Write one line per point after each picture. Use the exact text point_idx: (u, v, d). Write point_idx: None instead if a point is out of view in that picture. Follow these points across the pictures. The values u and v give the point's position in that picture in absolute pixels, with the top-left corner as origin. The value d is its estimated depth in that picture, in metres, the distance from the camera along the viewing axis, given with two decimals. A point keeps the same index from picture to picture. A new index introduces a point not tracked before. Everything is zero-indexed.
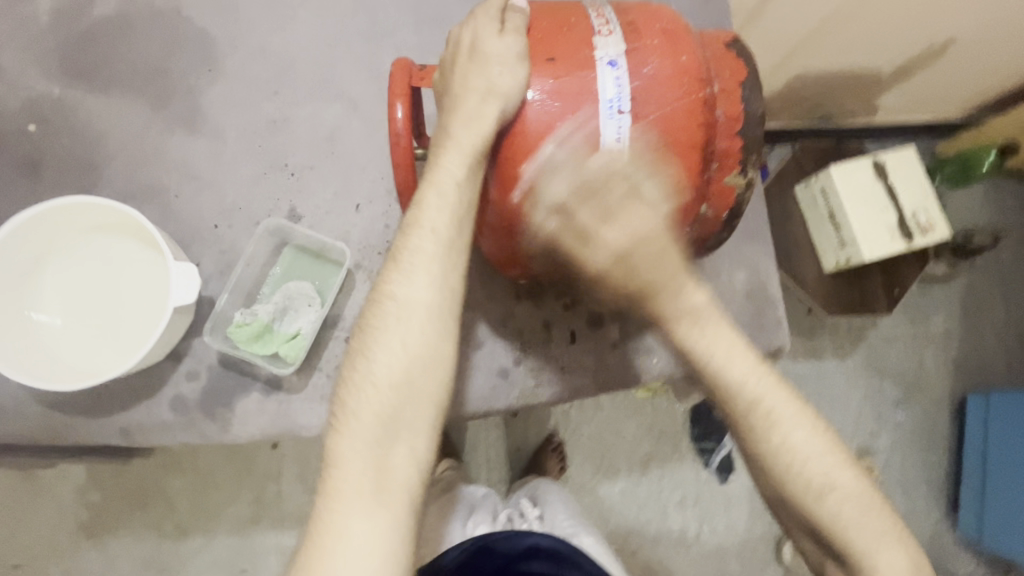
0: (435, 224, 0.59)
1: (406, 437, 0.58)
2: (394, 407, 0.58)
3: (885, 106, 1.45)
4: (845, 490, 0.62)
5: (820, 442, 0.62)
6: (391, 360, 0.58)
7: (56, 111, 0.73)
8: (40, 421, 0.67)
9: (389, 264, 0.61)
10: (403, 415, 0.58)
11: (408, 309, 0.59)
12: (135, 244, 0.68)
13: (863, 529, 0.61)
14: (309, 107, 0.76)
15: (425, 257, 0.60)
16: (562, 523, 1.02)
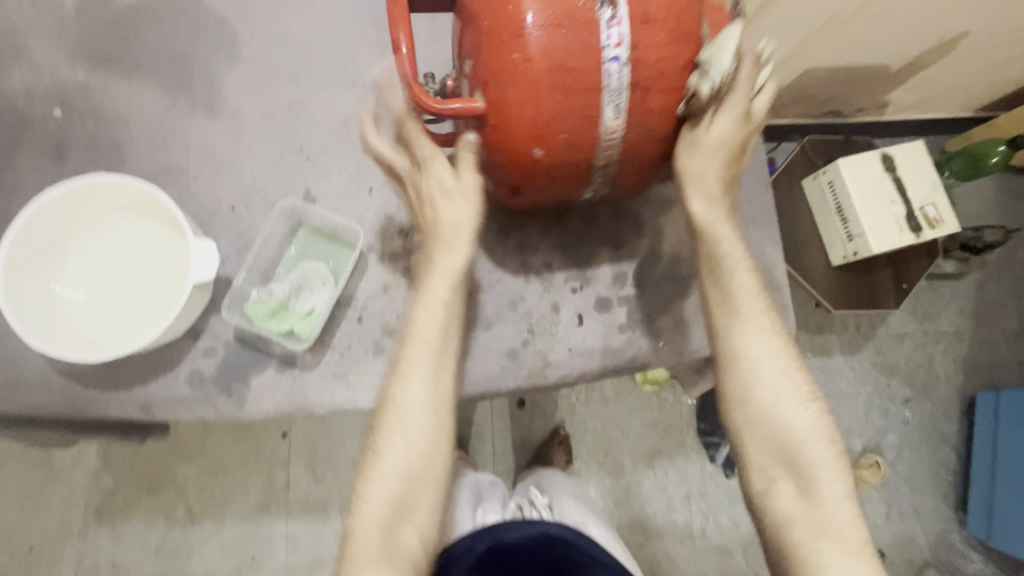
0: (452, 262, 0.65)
1: (427, 443, 0.66)
2: (423, 418, 0.66)
3: (894, 102, 1.46)
4: (809, 418, 0.66)
5: (788, 372, 0.67)
6: (421, 382, 0.66)
7: (81, 95, 0.75)
8: (63, 394, 0.70)
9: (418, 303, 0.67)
10: (426, 425, 0.66)
11: (433, 340, 0.66)
12: (156, 223, 0.70)
13: (822, 455, 0.65)
14: (325, 93, 0.78)
15: (450, 295, 0.66)
16: (570, 513, 1.02)
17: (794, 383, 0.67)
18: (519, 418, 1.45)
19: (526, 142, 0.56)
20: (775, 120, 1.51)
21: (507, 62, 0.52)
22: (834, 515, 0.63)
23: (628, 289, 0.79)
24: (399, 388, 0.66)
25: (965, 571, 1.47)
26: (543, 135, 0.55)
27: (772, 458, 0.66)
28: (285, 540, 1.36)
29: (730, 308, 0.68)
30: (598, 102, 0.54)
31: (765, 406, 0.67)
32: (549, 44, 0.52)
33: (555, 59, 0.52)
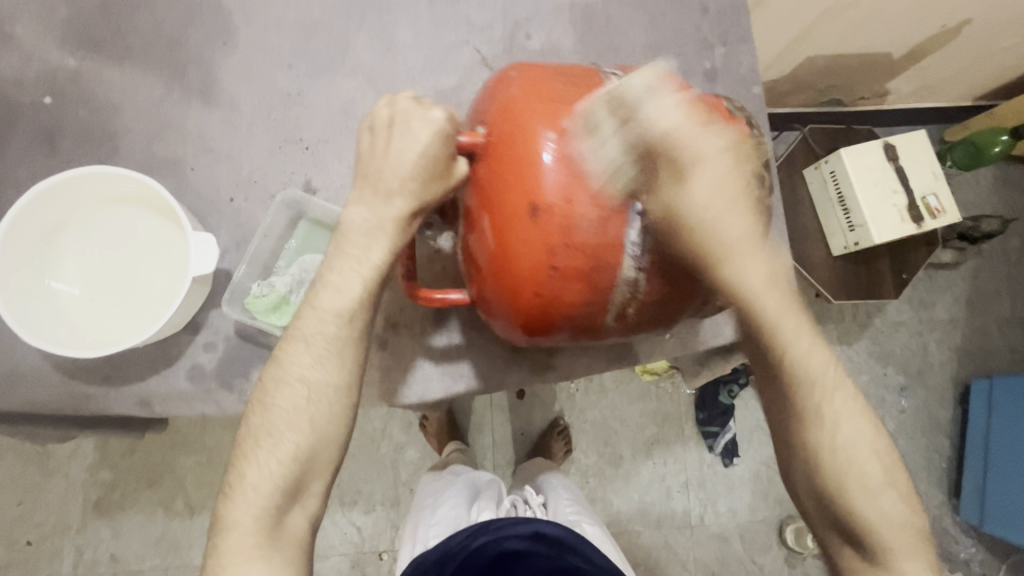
0: (349, 311, 0.61)
1: (305, 500, 0.59)
2: (295, 475, 0.58)
3: (895, 91, 1.45)
4: (889, 502, 0.53)
5: (878, 442, 0.55)
6: (297, 436, 0.58)
7: (72, 82, 0.73)
8: (61, 390, 0.68)
9: (295, 342, 0.61)
10: (308, 484, 0.59)
11: (315, 388, 0.60)
12: (154, 216, 0.68)
13: (902, 541, 0.53)
14: (324, 81, 0.76)
15: (338, 340, 0.60)
16: (564, 510, 1.05)
17: (875, 455, 0.54)
18: (518, 410, 1.45)
19: (507, 269, 0.55)
20: (776, 109, 1.49)
21: (509, 180, 0.53)
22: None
23: None
24: (268, 441, 0.58)
25: (957, 556, 1.49)
26: (585, 272, 0.53)
27: (832, 531, 0.55)
28: None
29: (795, 376, 0.54)
30: (582, 255, 0.52)
31: (840, 481, 0.53)
32: (552, 183, 0.51)
33: (553, 204, 0.51)
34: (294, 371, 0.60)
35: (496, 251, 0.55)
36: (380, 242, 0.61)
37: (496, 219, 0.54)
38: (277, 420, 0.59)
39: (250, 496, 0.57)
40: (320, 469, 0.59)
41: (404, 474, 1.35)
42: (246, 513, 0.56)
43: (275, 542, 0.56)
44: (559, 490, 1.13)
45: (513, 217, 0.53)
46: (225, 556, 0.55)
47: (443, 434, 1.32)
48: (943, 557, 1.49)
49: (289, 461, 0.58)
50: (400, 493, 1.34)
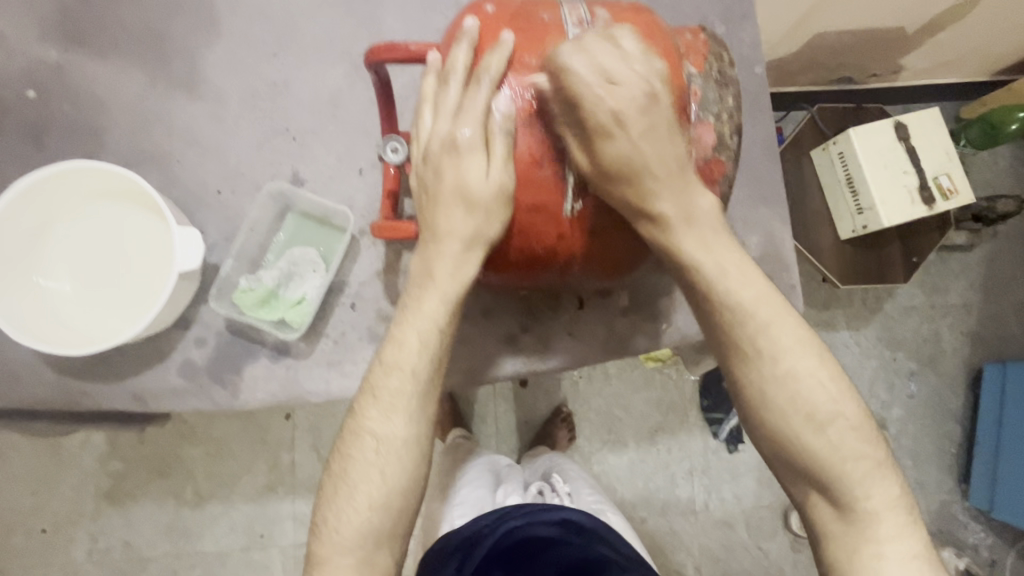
0: (415, 365, 0.57)
1: (393, 540, 0.57)
2: (379, 522, 0.57)
3: (908, 67, 1.39)
4: (835, 435, 0.54)
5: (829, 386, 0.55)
6: (370, 486, 0.57)
7: (55, 76, 0.72)
8: (56, 387, 0.68)
9: (366, 397, 0.58)
10: (394, 531, 0.57)
11: (385, 442, 0.57)
12: (139, 210, 0.67)
13: (858, 471, 0.54)
14: (311, 70, 0.74)
15: (404, 394, 0.57)
16: (586, 498, 1.04)
17: (825, 389, 0.55)
18: (521, 398, 1.44)
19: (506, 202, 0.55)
20: (783, 89, 1.45)
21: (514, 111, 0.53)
22: (877, 537, 0.53)
23: None
24: (344, 489, 0.57)
25: (966, 542, 1.48)
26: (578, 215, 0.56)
27: (798, 481, 0.56)
28: (293, 519, 1.38)
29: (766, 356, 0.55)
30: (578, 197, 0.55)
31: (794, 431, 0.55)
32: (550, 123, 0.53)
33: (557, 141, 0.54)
34: (364, 422, 0.58)
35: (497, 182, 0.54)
36: (442, 260, 0.57)
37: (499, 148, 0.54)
38: (353, 471, 0.57)
39: (342, 538, 0.56)
40: (400, 514, 0.57)
41: None
42: (341, 557, 0.56)
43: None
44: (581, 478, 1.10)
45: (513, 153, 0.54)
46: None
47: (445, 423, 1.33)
48: (951, 542, 1.47)
49: (377, 508, 0.57)
50: None
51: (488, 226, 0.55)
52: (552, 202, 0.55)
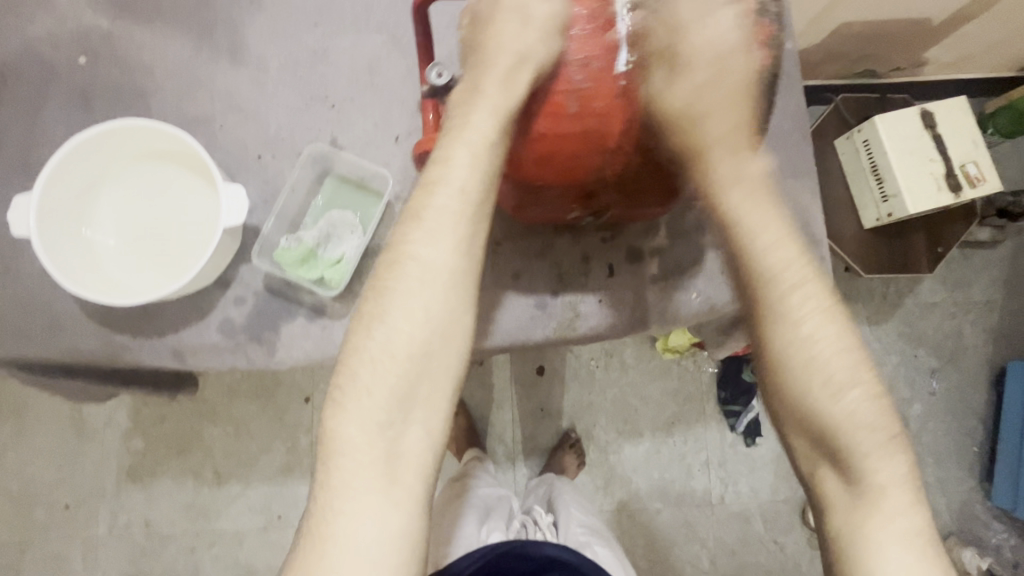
0: (462, 181, 0.59)
1: (421, 414, 0.59)
2: (409, 376, 0.58)
3: (932, 60, 1.38)
4: (859, 405, 0.59)
5: (849, 358, 0.60)
6: (410, 329, 0.58)
7: (105, 43, 0.74)
8: (100, 341, 0.71)
9: (409, 222, 0.61)
10: (421, 390, 0.59)
11: (429, 273, 0.59)
12: (186, 170, 0.70)
13: (875, 445, 0.58)
14: (349, 39, 0.76)
15: (448, 216, 0.59)
16: (574, 532, 1.06)
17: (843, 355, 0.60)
18: (537, 386, 1.44)
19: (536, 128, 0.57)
20: (805, 82, 1.46)
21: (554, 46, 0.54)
22: (887, 508, 0.57)
23: (660, 241, 0.76)
24: (381, 331, 0.59)
25: (990, 543, 1.45)
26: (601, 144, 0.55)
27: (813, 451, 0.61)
28: None
29: (770, 286, 0.60)
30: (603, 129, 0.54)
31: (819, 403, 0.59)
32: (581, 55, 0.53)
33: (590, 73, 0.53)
34: (409, 256, 0.60)
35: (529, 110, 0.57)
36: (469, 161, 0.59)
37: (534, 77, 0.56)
38: (391, 308, 0.59)
39: (365, 400, 0.58)
40: (435, 370, 0.59)
41: None
42: (361, 426, 0.57)
43: (394, 455, 0.57)
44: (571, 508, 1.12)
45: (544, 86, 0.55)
46: (344, 474, 0.57)
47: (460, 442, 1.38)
48: (973, 542, 1.45)
49: (404, 360, 0.58)
50: None
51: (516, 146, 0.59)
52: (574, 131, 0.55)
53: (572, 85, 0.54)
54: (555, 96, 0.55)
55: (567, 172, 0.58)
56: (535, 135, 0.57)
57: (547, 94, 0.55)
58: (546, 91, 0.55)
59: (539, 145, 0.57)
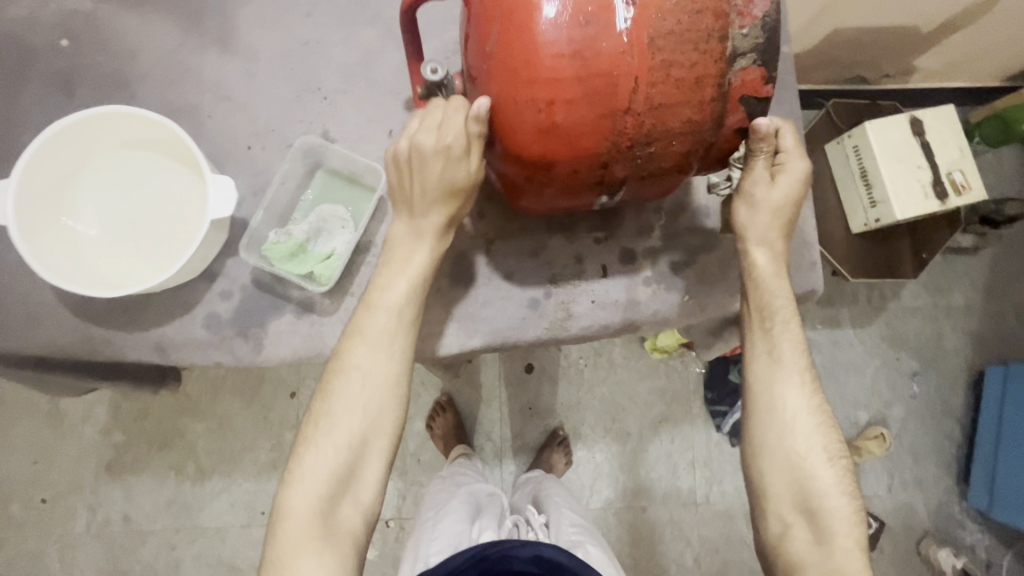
0: (395, 301, 0.64)
1: (381, 430, 0.63)
2: (349, 461, 0.61)
3: (920, 69, 1.40)
4: (837, 476, 0.64)
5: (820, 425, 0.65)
6: (352, 422, 0.62)
7: (89, 27, 0.72)
8: (79, 334, 0.69)
9: (352, 335, 0.64)
10: (361, 470, 0.62)
11: (369, 375, 0.63)
12: (172, 160, 0.68)
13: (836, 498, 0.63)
14: (343, 31, 0.75)
15: (389, 328, 0.64)
16: (566, 531, 1.03)
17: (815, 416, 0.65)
18: (525, 384, 1.44)
19: (529, 107, 0.53)
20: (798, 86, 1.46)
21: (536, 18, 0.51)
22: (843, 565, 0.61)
23: (653, 242, 0.76)
24: (323, 425, 0.62)
25: (965, 543, 1.48)
26: (603, 121, 0.53)
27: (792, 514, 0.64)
28: None
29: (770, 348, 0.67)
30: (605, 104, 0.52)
31: (789, 454, 0.64)
32: (570, 29, 0.51)
33: (585, 47, 0.51)
34: (351, 360, 0.63)
35: (515, 89, 0.53)
36: (419, 254, 0.65)
37: (520, 54, 0.52)
38: (332, 405, 0.62)
39: (309, 481, 0.60)
40: (373, 455, 0.63)
41: (412, 444, 1.40)
42: (330, 438, 0.62)
43: (332, 531, 0.60)
44: (562, 509, 1.11)
45: (532, 64, 0.51)
46: (284, 543, 0.58)
47: (449, 437, 1.36)
48: (948, 542, 1.47)
49: (343, 448, 0.61)
50: (407, 464, 1.40)
51: (508, 127, 0.55)
52: (576, 108, 0.52)
53: (568, 52, 0.51)
54: (554, 64, 0.51)
55: (571, 153, 0.55)
56: (535, 111, 0.53)
57: (542, 59, 0.51)
58: (541, 60, 0.51)
59: (539, 122, 0.53)
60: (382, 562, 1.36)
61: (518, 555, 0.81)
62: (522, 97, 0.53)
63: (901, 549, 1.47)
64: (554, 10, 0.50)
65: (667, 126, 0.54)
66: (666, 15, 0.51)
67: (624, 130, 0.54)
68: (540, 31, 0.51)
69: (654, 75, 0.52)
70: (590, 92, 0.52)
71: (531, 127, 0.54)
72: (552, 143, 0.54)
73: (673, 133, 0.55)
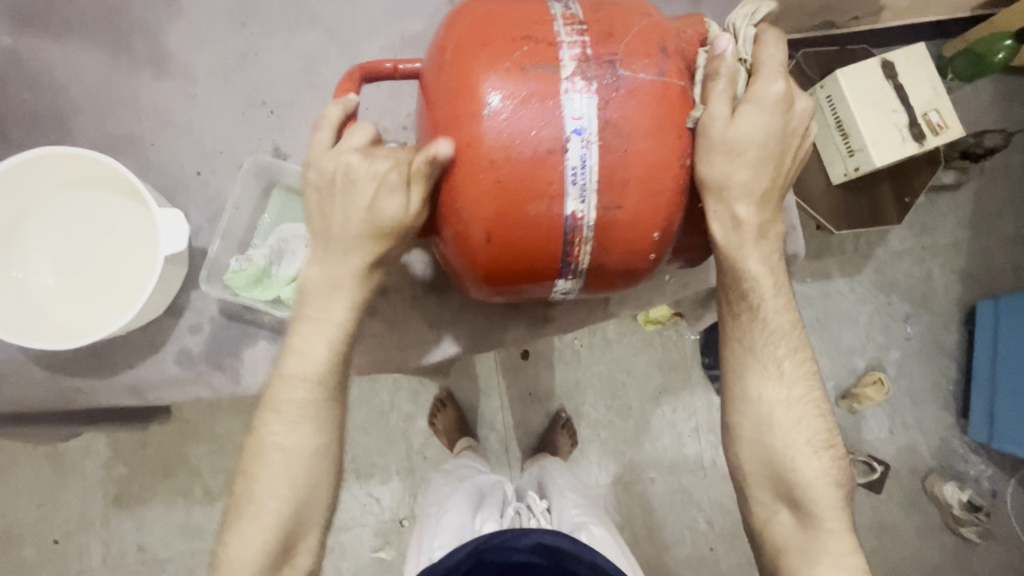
0: (315, 346, 0.59)
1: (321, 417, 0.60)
2: (279, 540, 0.59)
3: (889, 8, 1.33)
4: (822, 465, 0.63)
5: (804, 409, 0.64)
6: (278, 503, 0.59)
7: (12, 63, 0.68)
8: (49, 385, 0.66)
9: (269, 412, 0.60)
10: (296, 542, 0.60)
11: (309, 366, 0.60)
12: (119, 198, 0.65)
13: (825, 494, 0.63)
14: (282, 37, 0.71)
15: (310, 404, 0.60)
16: (569, 514, 1.01)
17: (807, 418, 0.64)
18: (523, 371, 1.43)
19: (479, 213, 0.51)
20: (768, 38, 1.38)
21: (473, 131, 0.50)
22: (841, 558, 0.61)
23: None
24: (267, 423, 0.60)
25: (970, 476, 1.50)
26: (555, 227, 0.52)
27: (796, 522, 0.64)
28: None
29: (749, 329, 0.64)
30: (559, 211, 0.51)
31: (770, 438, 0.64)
32: (512, 134, 0.49)
33: (532, 155, 0.50)
34: (276, 430, 0.60)
35: (463, 192, 0.52)
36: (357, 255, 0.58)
37: (464, 156, 0.51)
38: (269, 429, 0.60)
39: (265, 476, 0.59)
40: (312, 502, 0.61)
41: (416, 443, 1.40)
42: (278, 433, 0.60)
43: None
44: (564, 491, 1.09)
45: (474, 172, 0.50)
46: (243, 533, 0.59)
47: (452, 432, 1.35)
48: (953, 477, 1.49)
49: (273, 528, 0.59)
50: (414, 463, 1.39)
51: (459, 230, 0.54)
52: (526, 214, 0.51)
53: (516, 141, 0.49)
54: (499, 169, 0.50)
55: (525, 255, 0.53)
56: (485, 227, 0.52)
57: (483, 167, 0.50)
58: (485, 179, 0.50)
59: (492, 217, 0.51)
60: (400, 562, 1.36)
61: (519, 546, 0.78)
62: (470, 203, 0.51)
63: (909, 489, 1.48)
64: (500, 112, 0.49)
65: (623, 221, 0.53)
66: (618, 95, 0.50)
67: (580, 209, 0.51)
68: (484, 132, 0.50)
69: (612, 158, 0.51)
70: (538, 200, 0.51)
71: (481, 234, 0.52)
72: (506, 253, 0.53)
73: (635, 203, 0.52)
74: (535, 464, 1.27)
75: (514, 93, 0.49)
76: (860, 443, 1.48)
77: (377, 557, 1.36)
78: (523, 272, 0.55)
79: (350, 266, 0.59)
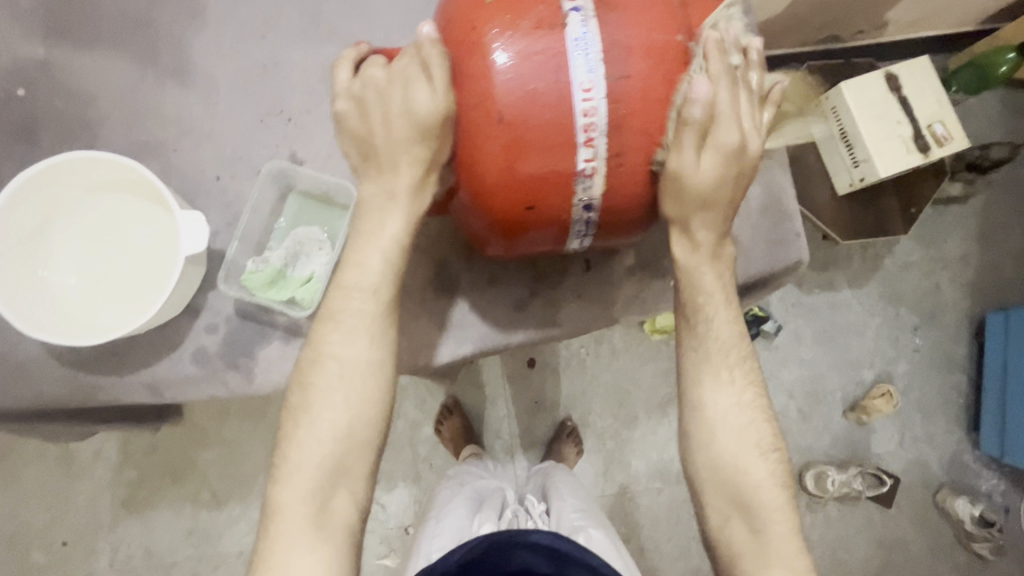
0: (350, 343, 0.60)
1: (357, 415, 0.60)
2: (338, 459, 0.59)
3: (894, 22, 1.35)
4: (769, 470, 0.64)
5: (754, 418, 0.65)
6: (335, 416, 0.60)
7: (44, 72, 0.71)
8: (69, 382, 0.68)
9: (326, 323, 0.61)
10: (340, 495, 0.59)
11: (348, 366, 0.60)
12: (141, 201, 0.68)
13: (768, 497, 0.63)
14: (301, 49, 0.74)
15: (365, 314, 0.61)
16: (568, 517, 1.02)
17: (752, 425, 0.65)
18: (529, 379, 1.44)
19: (492, 162, 0.53)
20: (773, 52, 1.40)
21: (486, 83, 0.51)
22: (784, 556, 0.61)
23: None
24: (306, 421, 0.60)
25: (982, 492, 1.48)
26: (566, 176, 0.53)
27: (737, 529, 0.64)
28: None
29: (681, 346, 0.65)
30: (569, 161, 0.53)
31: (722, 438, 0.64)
32: (522, 88, 0.51)
33: (543, 105, 0.51)
34: (313, 427, 0.60)
35: (476, 142, 0.53)
36: (393, 216, 0.60)
37: (476, 108, 0.52)
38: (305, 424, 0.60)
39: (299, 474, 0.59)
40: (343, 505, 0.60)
41: (423, 450, 1.40)
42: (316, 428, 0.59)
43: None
44: (565, 496, 1.10)
45: (487, 123, 0.52)
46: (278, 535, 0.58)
47: (458, 439, 1.36)
48: (965, 491, 1.47)
49: (305, 523, 0.58)
50: (420, 470, 1.39)
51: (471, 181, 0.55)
52: (537, 164, 0.53)
53: (522, 97, 0.51)
54: (511, 120, 0.51)
55: (537, 206, 0.55)
56: (498, 178, 0.53)
57: (496, 118, 0.52)
58: (498, 129, 0.52)
59: (505, 167, 0.53)
60: None
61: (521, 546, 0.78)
62: (483, 153, 0.53)
63: (919, 504, 1.46)
64: (510, 66, 0.51)
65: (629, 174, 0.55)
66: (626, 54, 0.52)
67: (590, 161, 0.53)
68: (496, 85, 0.51)
69: (620, 109, 0.52)
70: (548, 151, 0.52)
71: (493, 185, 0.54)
72: (518, 203, 0.55)
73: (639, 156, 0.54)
74: (540, 471, 1.27)
75: (524, 48, 0.51)
76: (869, 455, 1.47)
77: (381, 564, 1.36)
78: (533, 223, 0.56)
79: (374, 238, 0.61)
